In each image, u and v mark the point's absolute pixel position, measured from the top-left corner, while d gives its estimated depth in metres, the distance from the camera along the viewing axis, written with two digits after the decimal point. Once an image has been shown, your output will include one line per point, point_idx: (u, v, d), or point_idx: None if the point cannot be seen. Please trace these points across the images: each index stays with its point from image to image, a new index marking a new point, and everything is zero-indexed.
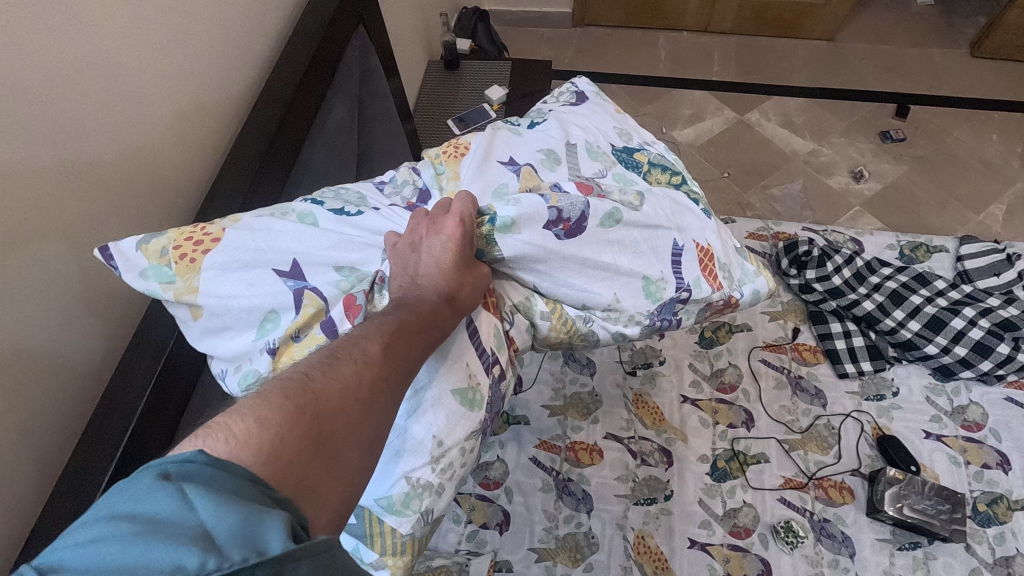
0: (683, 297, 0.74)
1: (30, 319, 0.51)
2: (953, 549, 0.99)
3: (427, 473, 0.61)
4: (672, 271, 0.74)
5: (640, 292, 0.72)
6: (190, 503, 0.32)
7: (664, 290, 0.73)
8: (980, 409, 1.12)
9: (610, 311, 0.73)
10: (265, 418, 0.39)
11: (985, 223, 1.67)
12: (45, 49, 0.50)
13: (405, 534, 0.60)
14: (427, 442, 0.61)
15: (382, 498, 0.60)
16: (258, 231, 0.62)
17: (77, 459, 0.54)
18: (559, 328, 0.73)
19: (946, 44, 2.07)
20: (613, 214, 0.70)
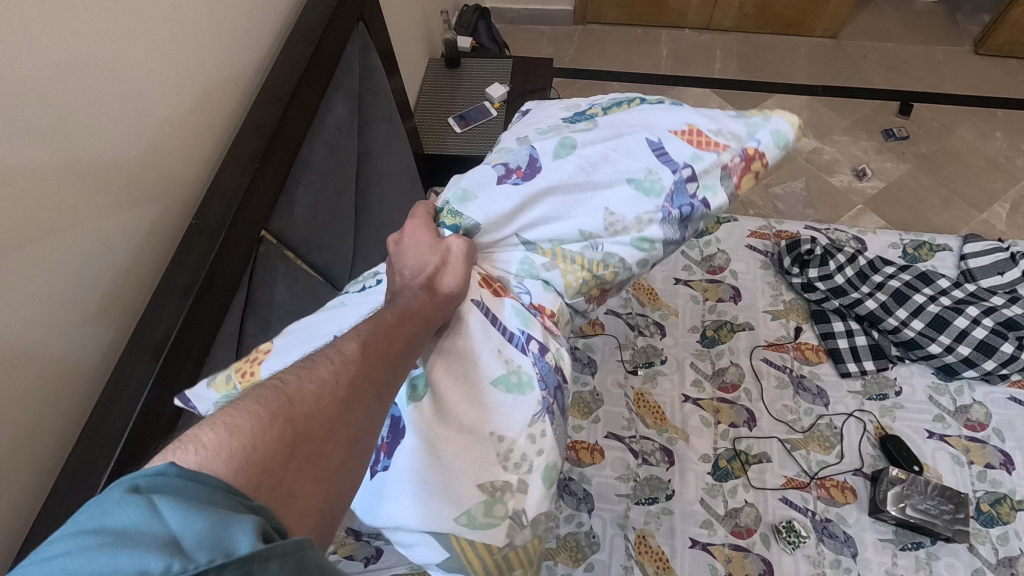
0: (684, 174, 0.73)
1: (27, 321, 0.51)
2: (956, 549, 0.99)
3: (501, 474, 0.58)
4: (658, 163, 0.73)
5: (634, 196, 0.72)
6: (157, 513, 0.31)
7: (660, 181, 0.73)
8: (983, 408, 1.12)
9: (612, 227, 0.72)
10: (235, 426, 0.39)
11: (989, 222, 1.66)
12: (41, 49, 0.50)
13: (505, 546, 0.58)
14: (487, 448, 0.59)
15: (460, 521, 0.56)
16: (298, 331, 0.69)
17: (73, 463, 0.54)
18: (574, 266, 0.72)
19: (949, 41, 2.06)
20: (564, 143, 0.74)
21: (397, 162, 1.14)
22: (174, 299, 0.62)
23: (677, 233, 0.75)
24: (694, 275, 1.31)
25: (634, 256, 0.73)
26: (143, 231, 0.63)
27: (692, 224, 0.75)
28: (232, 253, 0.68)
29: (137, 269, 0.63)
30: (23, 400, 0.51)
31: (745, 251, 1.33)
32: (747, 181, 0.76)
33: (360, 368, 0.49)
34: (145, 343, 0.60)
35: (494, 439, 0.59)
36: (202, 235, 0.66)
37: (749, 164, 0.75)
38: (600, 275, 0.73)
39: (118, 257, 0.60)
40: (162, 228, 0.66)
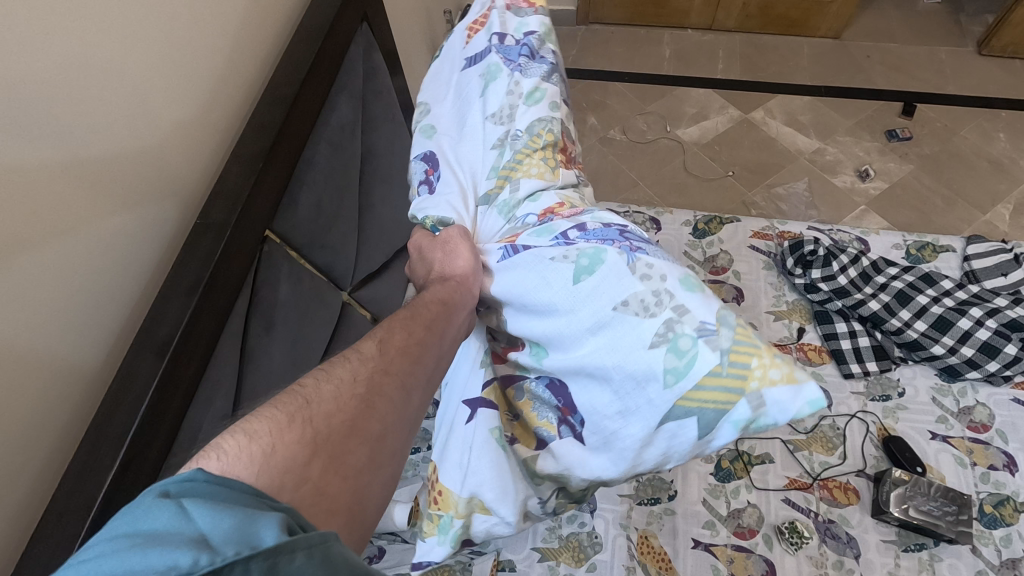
0: (496, 39, 0.77)
1: (33, 321, 0.51)
2: (959, 550, 0.99)
3: (655, 327, 0.53)
4: (478, 59, 0.77)
5: (490, 88, 0.75)
6: (186, 514, 0.32)
7: (490, 63, 0.76)
8: (986, 409, 1.11)
9: (502, 119, 0.73)
10: (254, 431, 0.40)
11: (992, 223, 1.66)
12: (45, 49, 0.50)
13: (722, 357, 0.51)
14: (626, 327, 0.54)
15: (671, 385, 0.52)
16: (441, 436, 0.75)
17: (78, 460, 0.55)
18: (529, 159, 0.71)
19: (952, 42, 2.05)
20: (424, 129, 0.78)
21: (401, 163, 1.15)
22: (180, 297, 0.63)
23: (539, 64, 0.76)
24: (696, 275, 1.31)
25: (549, 109, 0.73)
26: (149, 230, 0.64)
27: (541, 48, 0.77)
28: (236, 253, 0.69)
29: (143, 268, 0.64)
30: (28, 399, 0.52)
31: (747, 251, 1.33)
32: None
33: (373, 363, 0.50)
34: (150, 341, 0.60)
35: (619, 314, 0.55)
36: (207, 235, 0.67)
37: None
38: (542, 144, 0.71)
39: (123, 256, 0.60)
40: (167, 227, 0.66)
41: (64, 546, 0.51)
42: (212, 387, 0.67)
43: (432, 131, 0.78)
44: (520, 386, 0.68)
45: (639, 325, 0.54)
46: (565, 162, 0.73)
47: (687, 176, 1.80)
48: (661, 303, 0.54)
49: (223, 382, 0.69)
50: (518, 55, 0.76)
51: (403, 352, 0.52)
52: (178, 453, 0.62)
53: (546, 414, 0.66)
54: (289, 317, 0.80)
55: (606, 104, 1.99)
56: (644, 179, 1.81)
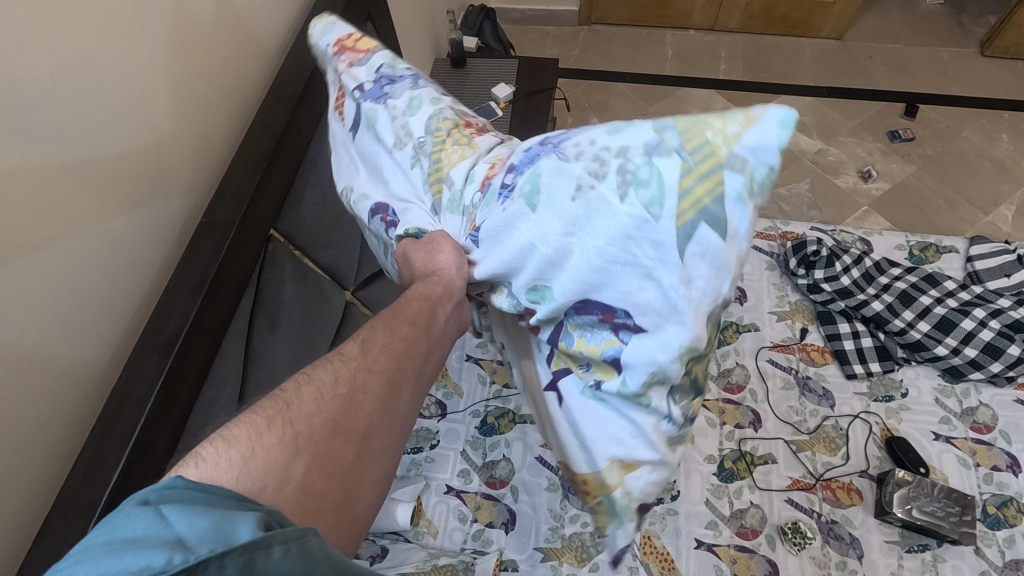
0: (359, 89, 0.70)
1: (41, 317, 0.52)
2: (962, 551, 0.99)
3: (611, 182, 0.45)
4: (356, 117, 0.70)
5: (380, 125, 0.67)
6: (164, 518, 0.32)
7: (366, 112, 0.69)
8: (990, 410, 1.11)
9: (401, 138, 0.66)
10: (232, 437, 0.41)
11: (995, 224, 1.66)
12: (53, 47, 0.50)
13: (686, 156, 0.42)
14: (602, 206, 0.45)
15: (659, 215, 0.43)
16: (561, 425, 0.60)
17: (84, 459, 0.54)
18: (449, 146, 0.63)
19: (955, 43, 2.05)
20: (357, 197, 0.71)
21: None
22: (184, 295, 0.63)
23: (401, 77, 0.69)
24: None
25: (430, 104, 0.67)
26: (155, 228, 0.64)
27: (397, 69, 0.70)
28: (239, 252, 0.69)
29: (148, 267, 0.64)
30: (36, 395, 0.52)
31: (750, 251, 1.33)
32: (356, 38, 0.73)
33: (357, 362, 0.49)
34: (155, 339, 0.60)
35: (582, 196, 0.46)
36: (211, 233, 0.67)
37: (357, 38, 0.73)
38: (452, 128, 0.64)
39: (129, 254, 0.61)
40: (173, 226, 0.67)
41: (70, 543, 0.51)
42: (216, 385, 0.67)
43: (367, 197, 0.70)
44: (564, 332, 0.54)
45: (607, 194, 0.45)
46: (480, 131, 0.65)
47: None
48: (605, 157, 0.46)
49: (227, 380, 0.68)
50: (377, 78, 0.70)
51: (385, 350, 0.51)
52: (183, 452, 0.62)
53: (603, 337, 0.51)
54: (294, 317, 0.79)
55: (609, 104, 1.99)
56: None
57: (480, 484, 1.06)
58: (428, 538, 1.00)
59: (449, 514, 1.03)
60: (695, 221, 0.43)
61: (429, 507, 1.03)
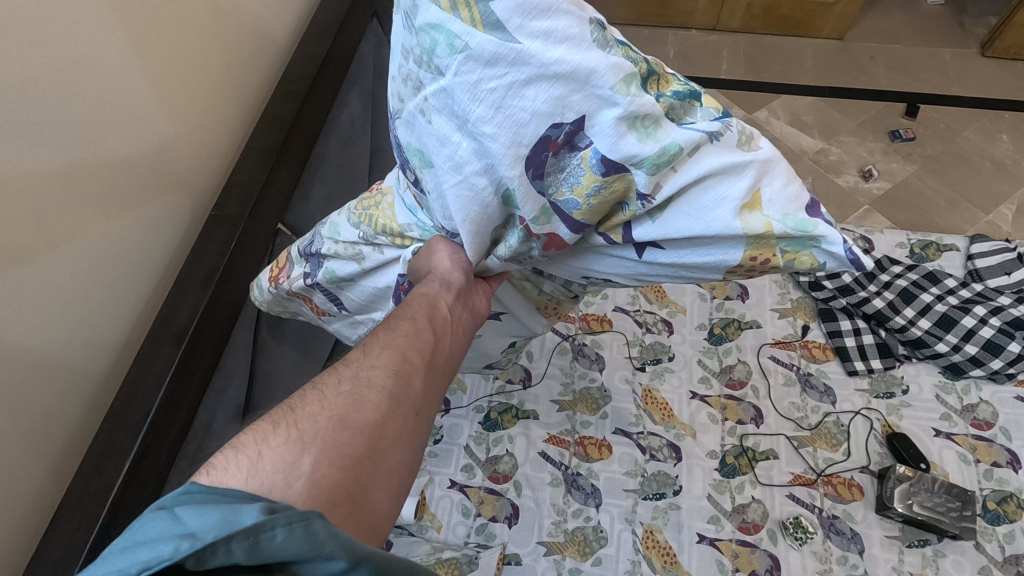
0: (313, 277, 0.67)
1: (52, 306, 0.53)
2: (962, 547, 0.99)
3: (428, 77, 0.46)
4: (333, 289, 0.69)
5: (344, 266, 0.66)
6: (176, 517, 0.33)
7: (330, 276, 0.67)
8: (990, 407, 1.12)
9: (350, 242, 0.65)
10: (238, 443, 0.40)
11: (995, 223, 1.67)
12: (66, 43, 0.52)
13: (423, 12, 0.44)
14: (450, 93, 0.46)
15: (461, 45, 0.43)
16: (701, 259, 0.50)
17: (98, 447, 0.56)
18: (380, 208, 0.63)
19: (957, 44, 2.06)
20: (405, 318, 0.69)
21: None
22: (195, 288, 0.64)
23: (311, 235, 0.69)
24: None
25: (337, 215, 0.67)
26: (164, 222, 0.65)
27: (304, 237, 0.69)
28: (248, 247, 0.70)
29: (158, 259, 0.65)
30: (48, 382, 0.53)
31: None
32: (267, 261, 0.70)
33: (361, 361, 0.50)
34: (166, 331, 0.61)
35: (430, 111, 0.48)
36: (221, 226, 0.68)
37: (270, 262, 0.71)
38: (364, 203, 0.66)
39: (139, 247, 0.62)
40: (181, 220, 0.68)
41: (84, 530, 0.52)
42: (226, 377, 0.67)
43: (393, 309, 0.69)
44: (566, 210, 0.48)
45: (434, 86, 0.46)
46: (373, 187, 0.67)
47: None
48: (405, 71, 0.49)
49: (236, 374, 0.69)
50: (307, 251, 0.68)
51: (387, 347, 0.52)
52: (193, 442, 0.63)
53: (578, 164, 0.46)
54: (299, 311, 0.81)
55: None
56: None
57: (484, 479, 1.06)
58: (433, 532, 1.01)
59: (453, 508, 1.04)
60: (481, 2, 0.42)
61: (434, 502, 1.04)
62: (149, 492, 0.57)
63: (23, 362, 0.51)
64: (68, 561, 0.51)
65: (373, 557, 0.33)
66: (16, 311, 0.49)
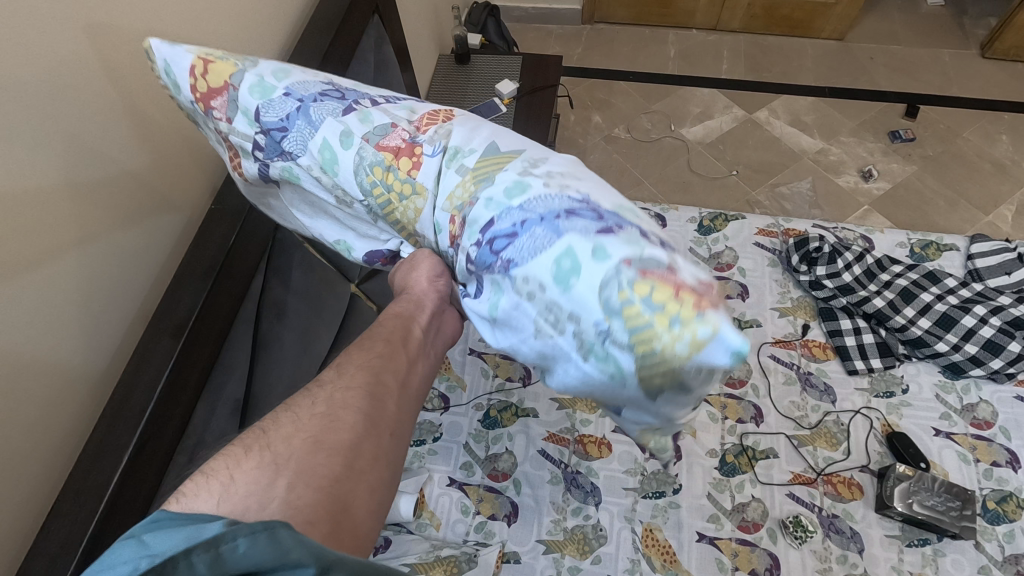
0: (258, 146, 0.56)
1: (55, 294, 0.53)
2: (962, 546, 0.99)
3: (568, 344, 0.42)
4: (270, 171, 0.57)
5: (315, 185, 0.56)
6: (146, 543, 0.36)
7: (284, 170, 0.57)
8: (990, 407, 1.12)
9: (340, 195, 0.56)
10: (211, 470, 0.43)
11: (994, 224, 1.67)
12: (64, 30, 0.52)
13: (609, 320, 0.40)
14: (563, 360, 0.44)
15: (615, 377, 0.41)
16: None
17: (97, 441, 0.55)
18: (401, 207, 0.53)
19: (956, 45, 2.06)
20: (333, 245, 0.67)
21: None
22: (195, 280, 0.64)
23: (289, 120, 0.54)
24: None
25: (348, 153, 0.53)
26: (161, 215, 0.66)
27: (278, 103, 0.54)
28: (247, 241, 0.70)
29: (155, 252, 0.65)
30: (52, 368, 0.54)
31: (752, 248, 1.34)
32: (212, 76, 0.56)
33: (335, 382, 0.50)
34: (166, 324, 0.61)
35: (538, 344, 0.44)
36: (222, 219, 0.70)
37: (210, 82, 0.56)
38: (394, 176, 0.52)
39: (135, 239, 0.62)
40: (180, 213, 0.68)
41: (82, 524, 0.52)
42: (225, 372, 0.67)
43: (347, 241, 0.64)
44: None
45: (563, 347, 0.43)
46: (419, 164, 0.52)
47: (692, 174, 1.81)
48: (554, 310, 0.42)
49: (235, 369, 0.69)
50: (273, 134, 0.55)
51: (362, 366, 0.51)
52: (192, 437, 0.63)
53: None
54: (300, 306, 0.80)
55: (610, 102, 2.00)
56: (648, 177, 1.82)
57: (483, 477, 1.06)
58: (432, 530, 1.01)
59: (453, 506, 1.03)
60: (659, 387, 0.41)
61: (432, 500, 1.04)
62: (149, 488, 0.57)
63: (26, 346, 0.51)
64: (65, 555, 0.50)
65: (343, 560, 0.35)
66: (20, 296, 0.50)
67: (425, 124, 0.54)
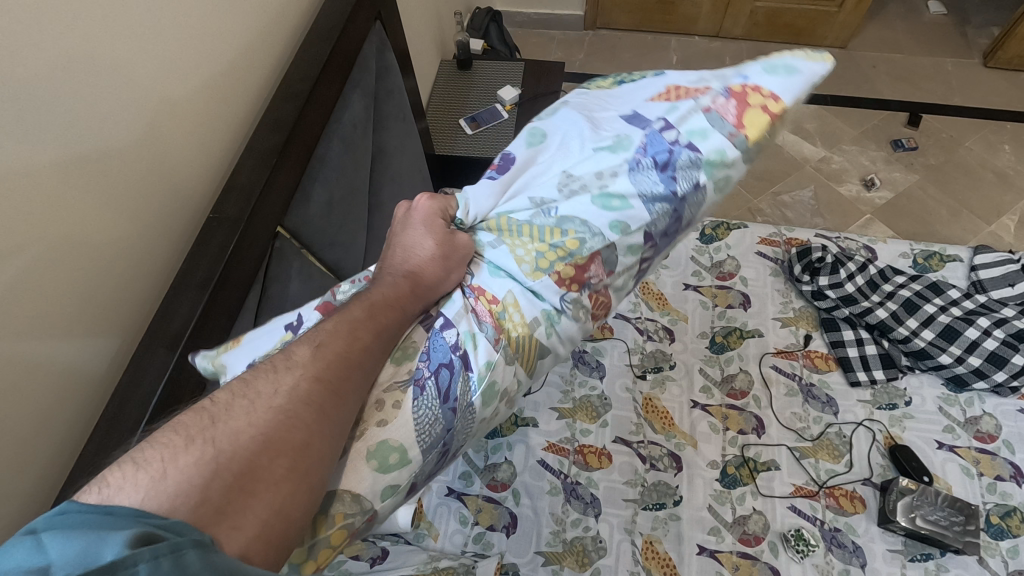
0: (662, 124, 0.64)
1: (52, 304, 0.53)
2: (965, 561, 0.98)
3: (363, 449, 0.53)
4: (641, 126, 0.64)
5: (605, 156, 0.63)
6: (41, 547, 0.32)
7: (630, 137, 0.64)
8: (993, 420, 1.11)
9: (570, 186, 0.63)
10: (144, 460, 0.38)
11: (997, 234, 1.66)
12: (62, 39, 0.51)
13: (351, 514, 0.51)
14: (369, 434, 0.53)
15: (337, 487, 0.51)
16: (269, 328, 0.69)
17: (87, 455, 0.56)
18: (530, 242, 0.61)
19: (958, 54, 2.06)
20: (542, 114, 0.71)
21: (407, 162, 1.17)
22: (192, 292, 0.65)
23: (650, 178, 0.62)
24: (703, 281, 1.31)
25: (605, 225, 0.61)
26: (161, 224, 0.66)
27: (678, 171, 0.62)
28: (247, 248, 0.70)
29: (154, 261, 0.66)
30: (48, 376, 0.54)
31: (754, 257, 1.33)
32: (744, 117, 0.63)
33: (301, 370, 0.46)
34: (161, 336, 0.62)
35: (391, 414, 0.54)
36: (221, 228, 0.69)
37: (746, 98, 0.64)
38: (565, 255, 0.60)
39: (135, 250, 0.62)
40: (180, 223, 0.69)
41: None
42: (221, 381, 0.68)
43: (536, 135, 0.68)
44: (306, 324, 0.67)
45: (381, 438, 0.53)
46: (564, 285, 0.60)
47: None
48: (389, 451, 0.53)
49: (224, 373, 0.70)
50: (667, 154, 0.63)
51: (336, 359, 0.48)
52: None
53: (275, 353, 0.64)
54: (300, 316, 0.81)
55: None
56: None
57: (482, 487, 1.05)
58: (430, 540, 1.00)
59: (450, 516, 1.03)
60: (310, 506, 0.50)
61: (431, 510, 1.03)
62: None
63: (18, 355, 0.50)
64: None
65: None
66: (17, 304, 0.50)
67: (597, 297, 0.63)
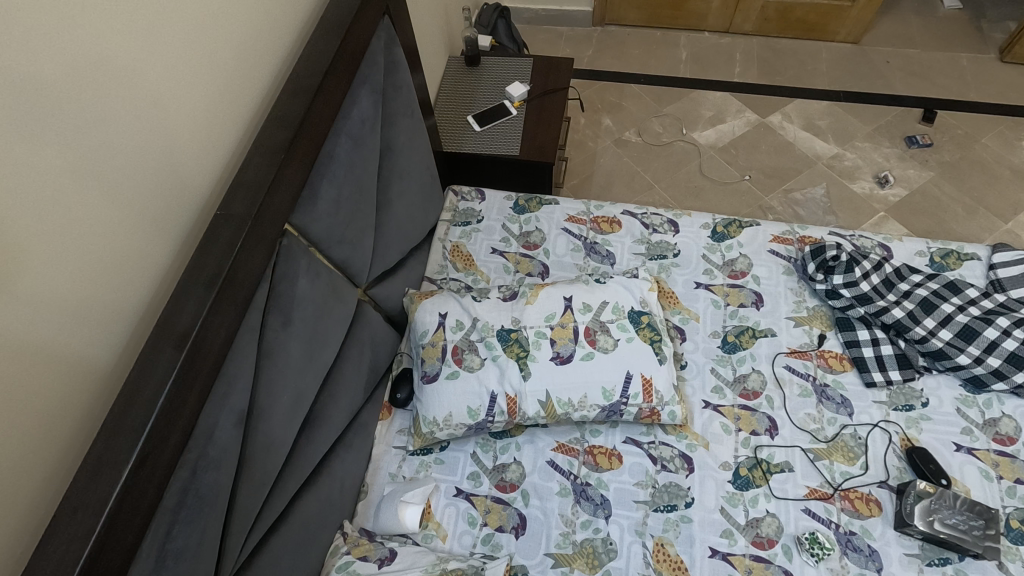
0: (624, 401, 1.05)
1: (55, 305, 0.53)
2: (985, 565, 0.96)
3: None
4: (620, 384, 1.06)
5: (599, 393, 1.05)
6: None
7: (614, 393, 1.06)
8: (1013, 422, 1.09)
9: (574, 403, 1.05)
10: None
11: (1014, 232, 1.63)
12: (66, 32, 0.51)
13: None
14: None
15: None
16: None
17: (94, 456, 0.56)
18: (519, 360, 1.07)
19: (974, 49, 2.02)
20: (619, 325, 1.10)
21: (415, 157, 1.16)
22: (199, 290, 0.64)
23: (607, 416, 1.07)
24: (631, 400, 1.06)
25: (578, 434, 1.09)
26: (172, 223, 0.66)
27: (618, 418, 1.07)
28: (253, 245, 0.70)
29: (162, 258, 0.66)
30: (52, 375, 0.54)
31: (767, 255, 1.31)
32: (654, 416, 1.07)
33: None
34: (169, 336, 0.62)
35: None
36: (228, 226, 0.69)
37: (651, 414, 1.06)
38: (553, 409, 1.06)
39: (143, 249, 0.62)
40: (187, 219, 0.68)
41: (80, 542, 0.52)
42: (229, 382, 0.70)
43: (590, 354, 1.07)
44: None
45: None
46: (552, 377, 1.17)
47: (703, 179, 1.79)
48: None
49: (235, 374, 0.71)
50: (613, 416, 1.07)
51: None
52: (194, 450, 0.65)
53: None
54: (305, 313, 0.83)
55: (621, 105, 1.98)
56: (659, 182, 1.80)
57: (490, 487, 1.04)
58: (438, 541, 0.99)
59: (459, 517, 1.02)
60: None
61: (439, 511, 1.02)
62: (148, 501, 0.59)
63: (20, 354, 0.51)
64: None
65: None
66: (21, 306, 0.50)
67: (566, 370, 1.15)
